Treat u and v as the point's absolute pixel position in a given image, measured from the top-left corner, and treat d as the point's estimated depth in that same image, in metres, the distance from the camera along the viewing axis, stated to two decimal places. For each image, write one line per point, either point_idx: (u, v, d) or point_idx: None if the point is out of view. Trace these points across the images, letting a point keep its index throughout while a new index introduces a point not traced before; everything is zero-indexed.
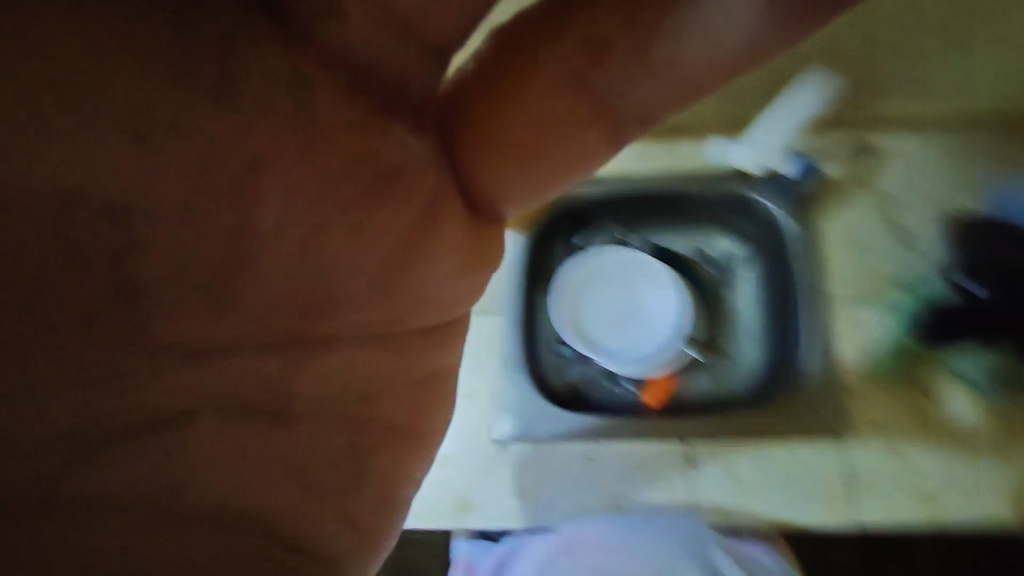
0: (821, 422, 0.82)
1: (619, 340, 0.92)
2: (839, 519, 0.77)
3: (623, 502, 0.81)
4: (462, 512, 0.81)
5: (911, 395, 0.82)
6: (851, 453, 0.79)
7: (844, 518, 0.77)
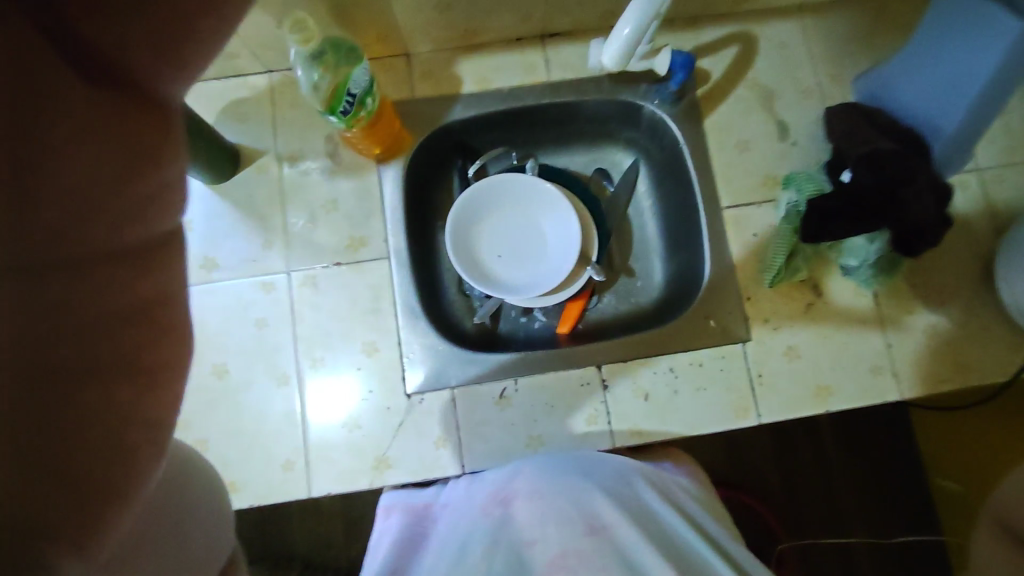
0: (736, 322, 0.82)
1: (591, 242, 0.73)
2: (750, 419, 0.80)
3: (648, 473, 0.74)
4: (503, 405, 0.78)
5: (803, 292, 0.83)
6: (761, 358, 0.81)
7: (752, 418, 0.80)
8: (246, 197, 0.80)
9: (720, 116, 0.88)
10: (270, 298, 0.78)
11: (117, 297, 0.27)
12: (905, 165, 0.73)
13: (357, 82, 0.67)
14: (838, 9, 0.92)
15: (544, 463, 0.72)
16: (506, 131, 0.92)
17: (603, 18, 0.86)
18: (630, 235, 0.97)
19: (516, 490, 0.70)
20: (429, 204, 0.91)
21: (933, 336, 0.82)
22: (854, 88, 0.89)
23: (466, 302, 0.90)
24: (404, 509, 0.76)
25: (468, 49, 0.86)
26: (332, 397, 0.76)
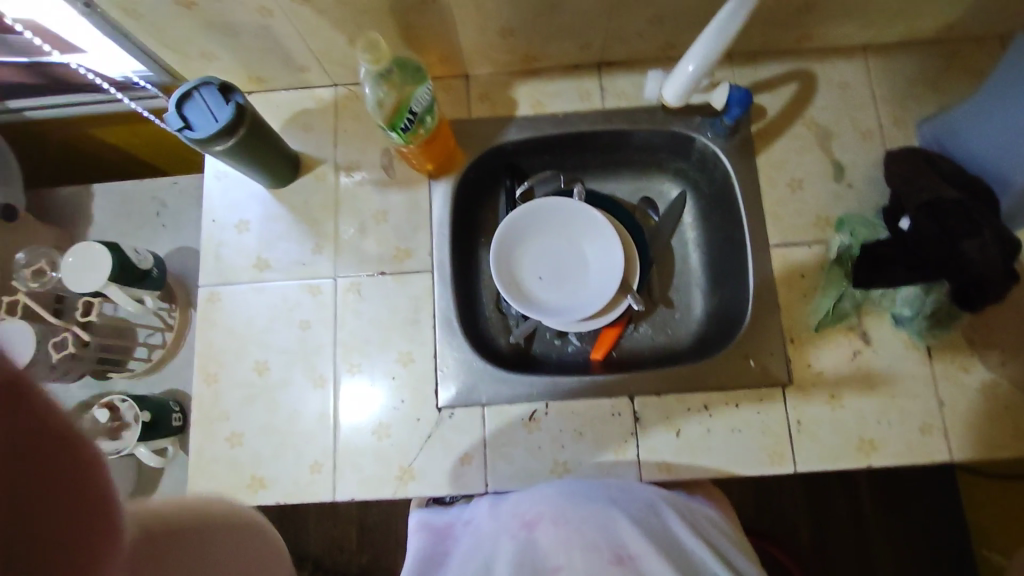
0: (780, 365, 0.80)
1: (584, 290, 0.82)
2: (784, 466, 0.77)
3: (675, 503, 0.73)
4: (531, 427, 0.78)
5: (850, 336, 0.81)
6: (802, 404, 0.79)
7: (788, 466, 0.77)
8: (301, 203, 0.84)
9: (772, 152, 0.87)
10: (315, 302, 0.81)
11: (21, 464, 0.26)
12: (967, 215, 0.70)
13: (419, 101, 0.70)
14: (906, 52, 0.90)
15: (567, 488, 0.71)
16: (556, 155, 0.93)
17: (661, 51, 0.86)
18: (672, 266, 0.96)
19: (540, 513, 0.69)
20: (475, 222, 0.93)
21: (989, 397, 0.78)
22: (919, 131, 0.86)
23: (503, 320, 0.90)
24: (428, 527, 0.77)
25: (527, 73, 0.88)
26: (367, 401, 0.78)
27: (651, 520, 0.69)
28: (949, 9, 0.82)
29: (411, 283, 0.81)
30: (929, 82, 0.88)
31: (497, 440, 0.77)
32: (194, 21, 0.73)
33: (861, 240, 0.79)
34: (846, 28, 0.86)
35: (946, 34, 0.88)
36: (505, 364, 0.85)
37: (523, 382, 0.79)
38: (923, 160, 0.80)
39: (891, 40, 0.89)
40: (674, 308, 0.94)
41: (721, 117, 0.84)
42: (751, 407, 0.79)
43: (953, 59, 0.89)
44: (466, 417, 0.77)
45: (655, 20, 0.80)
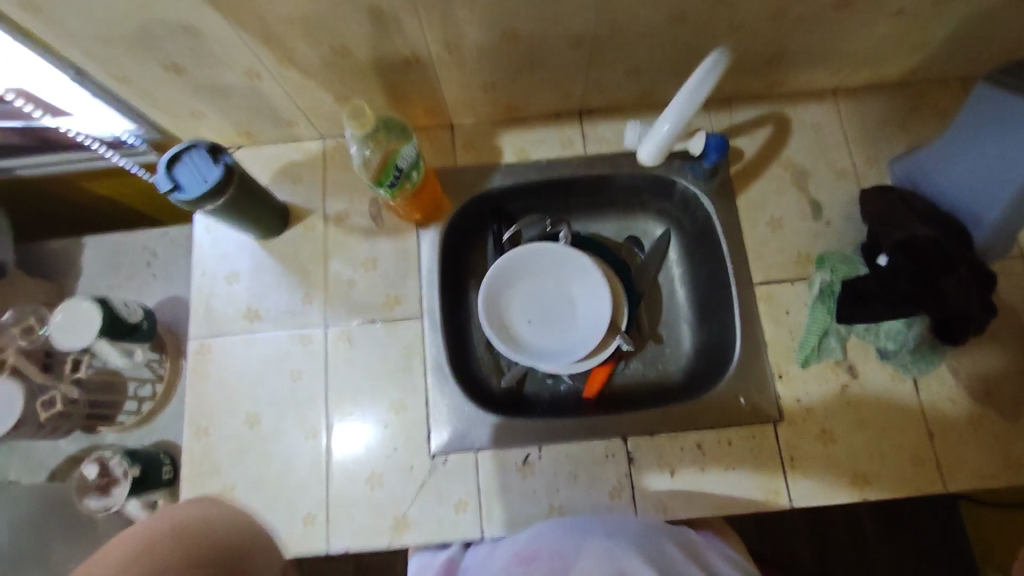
0: (769, 402, 0.80)
1: (567, 337, 0.84)
2: (778, 502, 0.77)
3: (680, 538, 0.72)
4: (524, 470, 0.77)
5: (836, 372, 0.81)
6: (794, 439, 0.79)
7: (782, 500, 0.77)
8: (292, 253, 0.85)
9: (750, 193, 0.90)
10: (306, 351, 0.81)
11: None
12: (942, 251, 0.72)
13: (405, 158, 0.72)
14: (873, 93, 0.94)
15: (561, 525, 0.70)
16: (542, 198, 0.95)
17: (638, 99, 0.90)
18: (660, 304, 0.97)
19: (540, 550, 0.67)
20: (465, 265, 0.94)
21: (980, 429, 0.79)
22: (891, 169, 0.90)
23: (494, 361, 0.91)
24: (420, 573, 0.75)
25: (510, 122, 0.91)
26: (359, 449, 0.77)
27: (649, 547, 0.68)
28: (908, 53, 0.87)
29: (402, 332, 0.82)
30: (897, 121, 0.92)
31: (492, 486, 0.76)
32: (185, 84, 0.76)
33: (842, 276, 0.82)
34: (813, 75, 0.90)
35: (909, 77, 0.93)
36: (495, 406, 0.85)
37: (515, 425, 0.79)
38: (894, 197, 0.83)
39: (858, 83, 0.93)
40: (664, 347, 0.94)
41: (699, 161, 0.88)
42: (744, 445, 0.79)
43: (917, 98, 0.93)
44: (458, 462, 0.77)
45: (632, 71, 0.83)
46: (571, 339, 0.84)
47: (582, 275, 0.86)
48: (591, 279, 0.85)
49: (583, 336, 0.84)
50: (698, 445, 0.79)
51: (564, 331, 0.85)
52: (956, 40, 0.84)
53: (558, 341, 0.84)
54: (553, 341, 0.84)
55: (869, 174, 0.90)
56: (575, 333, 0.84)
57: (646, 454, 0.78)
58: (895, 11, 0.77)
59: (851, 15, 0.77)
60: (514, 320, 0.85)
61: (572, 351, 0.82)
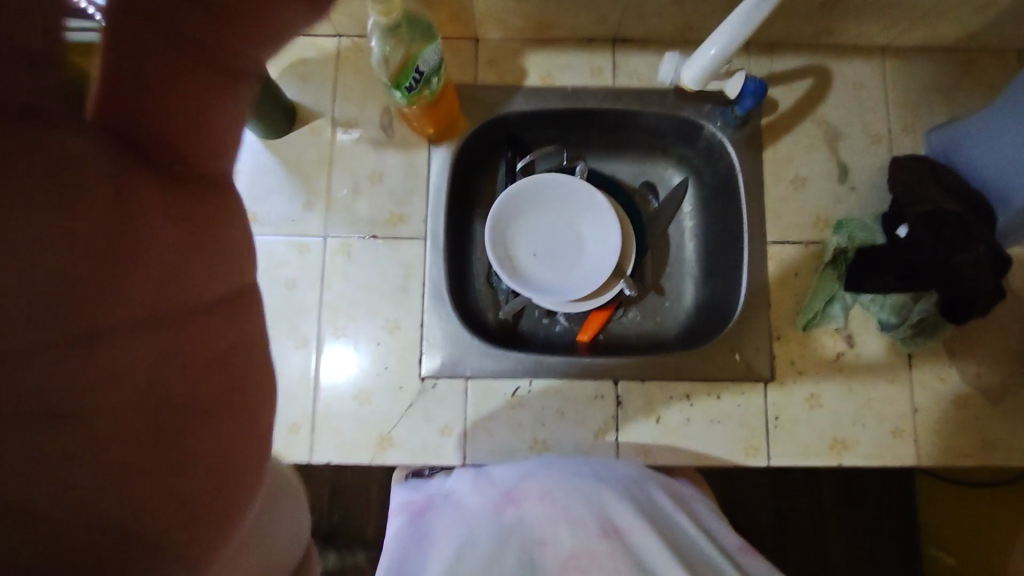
0: (761, 363, 0.80)
1: (569, 275, 0.82)
2: (756, 459, 0.78)
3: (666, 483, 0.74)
4: (512, 403, 0.77)
5: (834, 341, 0.81)
6: (781, 400, 0.79)
7: (759, 458, 0.78)
8: (296, 156, 0.81)
9: (779, 148, 0.86)
10: (303, 260, 0.79)
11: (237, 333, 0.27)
12: (964, 228, 0.70)
13: (427, 61, 0.68)
14: (924, 56, 0.88)
15: (553, 463, 0.72)
16: (561, 130, 0.90)
17: (678, 33, 0.84)
18: (667, 254, 0.94)
19: (526, 491, 0.70)
20: (473, 191, 0.91)
21: (963, 409, 0.79)
22: (927, 139, 0.86)
23: (492, 292, 0.89)
24: (405, 508, 0.74)
25: (540, 41, 0.85)
26: (350, 364, 0.77)
27: (637, 494, 0.70)
28: (973, 15, 0.81)
29: (402, 252, 0.79)
30: (943, 88, 0.87)
31: (479, 414, 0.77)
32: None
33: (858, 244, 0.79)
34: (867, 27, 0.84)
35: (965, 43, 0.87)
36: (488, 336, 0.85)
37: (508, 357, 0.78)
38: (928, 168, 0.79)
39: (911, 43, 0.88)
40: (664, 297, 0.93)
41: (732, 106, 0.83)
42: (732, 403, 0.79)
43: (968, 67, 0.88)
44: (447, 388, 0.77)
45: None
46: (573, 277, 0.82)
47: (591, 214, 0.83)
48: (600, 218, 0.83)
49: (586, 275, 0.82)
50: (686, 398, 0.79)
51: (567, 268, 0.83)
52: (1022, 6, 0.79)
53: (560, 278, 0.82)
54: (555, 278, 0.82)
55: (904, 142, 0.86)
56: (579, 271, 0.83)
57: (635, 401, 0.79)
58: None
59: None
60: (518, 252, 0.82)
61: (574, 289, 0.81)
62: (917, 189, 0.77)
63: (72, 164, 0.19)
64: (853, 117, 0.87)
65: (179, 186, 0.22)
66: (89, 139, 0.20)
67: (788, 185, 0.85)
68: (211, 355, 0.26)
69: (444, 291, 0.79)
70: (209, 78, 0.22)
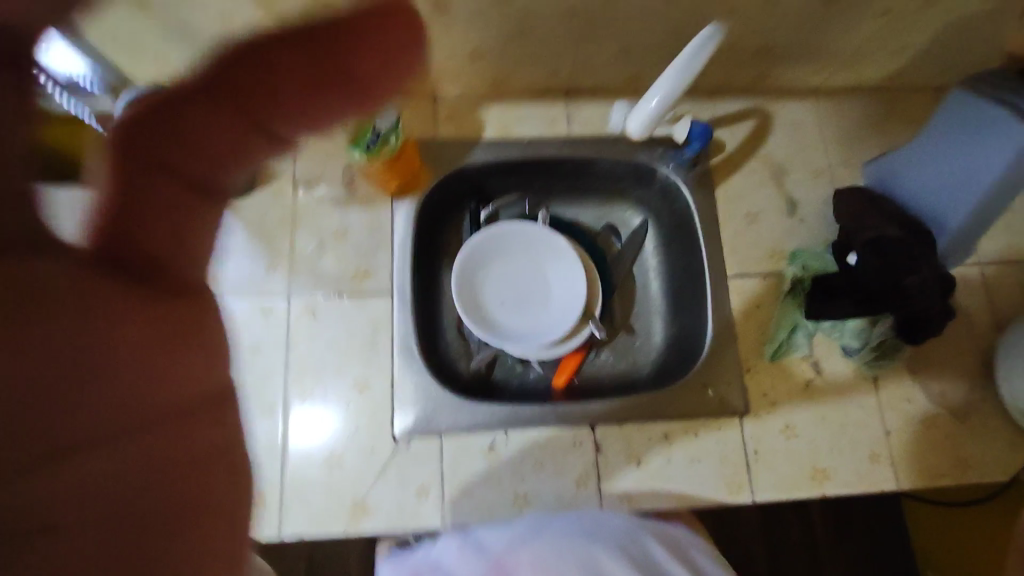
0: (734, 397, 0.81)
1: (538, 320, 0.82)
2: (740, 497, 0.77)
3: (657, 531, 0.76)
4: (490, 456, 0.75)
5: (802, 370, 0.83)
6: (758, 434, 0.80)
7: (744, 496, 0.77)
8: (256, 218, 0.80)
9: (730, 186, 0.89)
10: (266, 323, 0.76)
11: (201, 436, 0.34)
12: (909, 253, 0.74)
13: (387, 117, 0.69)
14: (852, 95, 0.95)
15: (549, 526, 0.73)
16: (522, 179, 0.92)
17: (626, 84, 0.88)
18: (634, 294, 0.96)
19: (520, 559, 0.71)
20: (437, 242, 0.91)
21: (932, 428, 0.81)
22: (864, 172, 0.91)
23: (463, 343, 0.88)
24: None
25: (495, 96, 0.88)
26: (319, 429, 0.73)
27: (629, 547, 0.74)
28: (891, 57, 0.88)
29: (369, 308, 0.78)
30: (873, 124, 0.93)
31: (456, 471, 0.74)
32: (149, 22, 0.70)
33: (813, 273, 0.82)
34: (799, 71, 0.90)
35: (887, 82, 0.94)
36: (461, 389, 0.83)
37: (483, 409, 0.77)
38: (870, 198, 0.84)
39: (839, 84, 0.94)
40: (634, 337, 0.93)
41: (682, 148, 0.87)
42: (710, 440, 0.79)
43: (893, 104, 0.94)
44: (421, 446, 0.74)
45: (623, 52, 0.81)
46: (542, 323, 0.82)
47: (555, 260, 0.84)
48: (564, 263, 0.84)
49: (555, 319, 0.82)
50: (665, 438, 0.79)
51: (535, 314, 0.83)
52: (933, 48, 0.86)
53: (530, 323, 0.82)
54: (524, 324, 0.82)
55: (844, 175, 0.91)
56: (548, 316, 0.83)
57: (615, 446, 0.78)
58: (883, 13, 0.78)
59: (842, 13, 0.78)
60: (486, 301, 0.82)
61: (544, 335, 0.81)
62: (861, 219, 0.81)
63: (38, 279, 0.30)
64: (795, 153, 0.92)
65: (146, 287, 0.32)
66: (72, 261, 0.31)
67: (742, 220, 0.88)
68: (173, 422, 0.33)
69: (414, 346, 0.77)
70: (192, 194, 0.32)
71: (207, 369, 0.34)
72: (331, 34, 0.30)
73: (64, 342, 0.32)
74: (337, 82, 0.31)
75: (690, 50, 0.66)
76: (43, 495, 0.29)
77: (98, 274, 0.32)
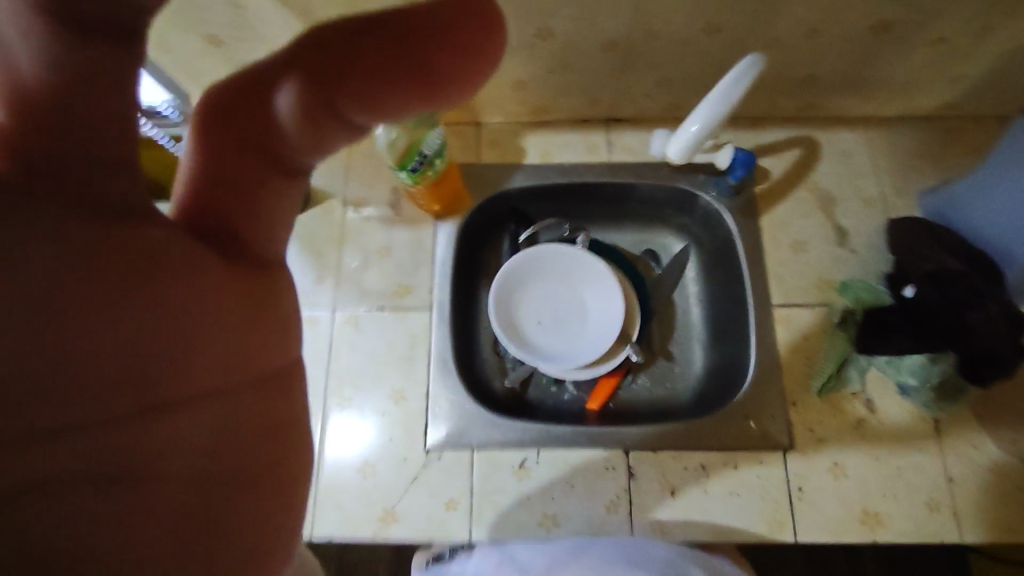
0: (777, 430, 0.77)
1: (574, 342, 0.82)
2: (781, 535, 0.73)
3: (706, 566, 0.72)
4: (520, 475, 0.74)
5: (852, 406, 0.78)
6: (802, 470, 0.76)
7: (786, 536, 0.73)
8: (307, 234, 0.85)
9: (775, 214, 0.88)
10: (311, 332, 0.80)
11: (276, 414, 0.27)
12: (972, 287, 0.69)
13: (430, 145, 0.73)
14: (907, 124, 0.92)
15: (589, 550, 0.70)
16: (562, 203, 0.93)
17: (668, 113, 0.89)
18: (674, 321, 0.94)
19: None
20: (478, 263, 0.93)
21: (1001, 476, 0.75)
22: (921, 201, 0.87)
23: (499, 362, 0.88)
24: None
25: (538, 124, 0.91)
26: (355, 437, 0.75)
27: None
28: (947, 85, 0.85)
29: (408, 322, 0.80)
30: (930, 154, 0.90)
31: (485, 489, 0.74)
32: (223, 57, 0.77)
33: (864, 304, 0.79)
34: (847, 100, 0.89)
35: (944, 112, 0.91)
36: (494, 407, 0.83)
37: (515, 427, 0.76)
38: (926, 227, 0.80)
39: (892, 113, 0.92)
40: (673, 364, 0.91)
41: (726, 177, 0.87)
42: (751, 474, 0.76)
43: (952, 134, 0.91)
44: (452, 460, 0.75)
45: (664, 82, 0.83)
46: (578, 344, 0.82)
47: (593, 283, 0.84)
48: (602, 285, 0.84)
49: (591, 341, 0.81)
50: (701, 469, 0.76)
51: (571, 336, 0.83)
52: (994, 77, 0.83)
53: (565, 345, 0.82)
54: (559, 346, 0.82)
55: (897, 204, 0.88)
56: (584, 338, 0.82)
57: (650, 475, 0.75)
58: (937, 40, 0.76)
59: (892, 41, 0.77)
60: (522, 320, 0.83)
61: (578, 358, 0.81)
62: (917, 249, 0.78)
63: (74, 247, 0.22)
64: (843, 182, 0.89)
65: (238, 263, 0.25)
66: (164, 226, 0.23)
67: (787, 248, 0.86)
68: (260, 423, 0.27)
69: (450, 361, 0.79)
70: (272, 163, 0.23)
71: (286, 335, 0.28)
72: (402, 25, 0.21)
73: (121, 333, 0.23)
74: (409, 79, 0.21)
75: (732, 76, 0.67)
76: (104, 536, 0.22)
77: (100, 228, 0.22)
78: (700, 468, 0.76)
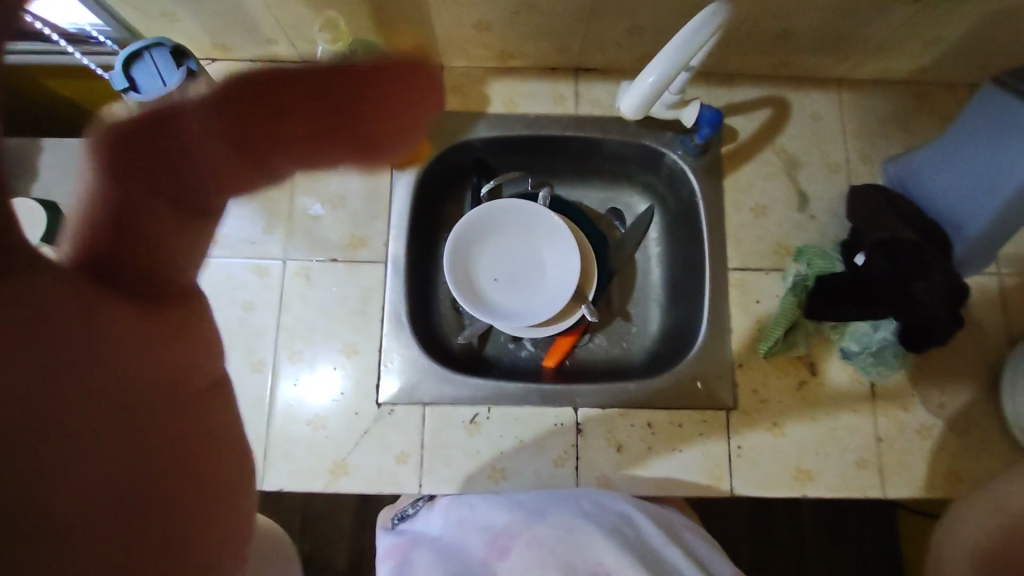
0: (722, 391, 0.80)
1: (530, 299, 0.82)
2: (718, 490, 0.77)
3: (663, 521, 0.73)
4: (471, 430, 0.76)
5: (796, 370, 0.81)
6: (743, 429, 0.79)
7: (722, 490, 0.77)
8: None
9: (740, 176, 0.87)
10: (262, 284, 0.78)
11: (202, 416, 0.32)
12: (921, 258, 0.70)
13: None
14: (880, 89, 0.91)
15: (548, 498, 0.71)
16: (526, 157, 0.91)
17: (639, 65, 0.86)
18: (633, 281, 0.94)
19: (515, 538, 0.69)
20: (439, 216, 0.91)
21: (928, 438, 0.79)
22: (884, 169, 0.87)
23: (456, 317, 0.88)
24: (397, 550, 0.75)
25: (504, 70, 0.87)
26: (306, 391, 0.75)
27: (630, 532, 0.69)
28: (921, 49, 0.83)
29: (362, 278, 0.79)
30: (899, 120, 0.89)
31: (436, 443, 0.75)
32: None
33: (817, 272, 0.80)
34: (821, 60, 0.87)
35: (918, 77, 0.90)
36: (449, 362, 0.84)
37: (467, 383, 0.77)
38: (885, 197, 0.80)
39: (865, 76, 0.90)
40: (630, 323, 0.93)
41: (692, 135, 0.85)
42: (694, 432, 0.79)
43: (923, 100, 0.90)
44: (403, 414, 0.76)
45: (634, 31, 0.79)
46: (534, 302, 0.82)
47: (553, 241, 0.83)
48: (561, 243, 0.83)
49: (547, 299, 0.82)
50: (647, 427, 0.78)
51: (527, 293, 0.82)
52: (969, 43, 0.81)
53: (520, 302, 0.82)
54: (515, 302, 0.82)
55: (862, 171, 0.88)
56: (540, 295, 0.82)
57: (597, 432, 0.78)
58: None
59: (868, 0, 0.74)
60: (479, 275, 0.82)
61: (533, 315, 0.81)
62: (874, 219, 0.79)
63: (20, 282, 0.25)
64: (810, 146, 0.88)
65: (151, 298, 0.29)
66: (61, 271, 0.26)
67: (749, 211, 0.86)
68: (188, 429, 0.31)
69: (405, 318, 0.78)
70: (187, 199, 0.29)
71: (206, 352, 0.32)
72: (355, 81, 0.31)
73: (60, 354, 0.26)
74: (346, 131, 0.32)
75: (699, 22, 0.63)
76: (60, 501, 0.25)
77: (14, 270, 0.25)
78: (646, 426, 0.78)
